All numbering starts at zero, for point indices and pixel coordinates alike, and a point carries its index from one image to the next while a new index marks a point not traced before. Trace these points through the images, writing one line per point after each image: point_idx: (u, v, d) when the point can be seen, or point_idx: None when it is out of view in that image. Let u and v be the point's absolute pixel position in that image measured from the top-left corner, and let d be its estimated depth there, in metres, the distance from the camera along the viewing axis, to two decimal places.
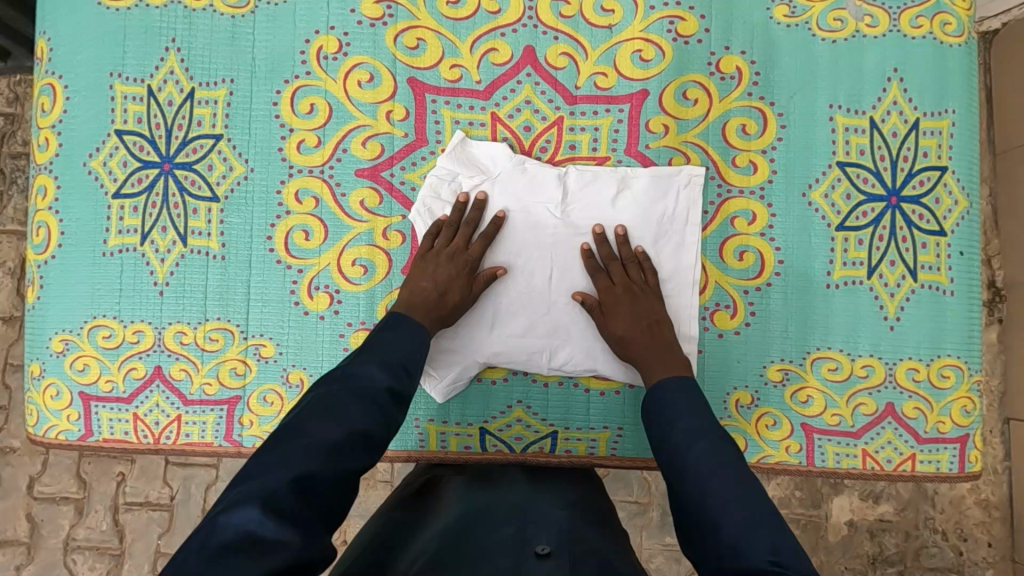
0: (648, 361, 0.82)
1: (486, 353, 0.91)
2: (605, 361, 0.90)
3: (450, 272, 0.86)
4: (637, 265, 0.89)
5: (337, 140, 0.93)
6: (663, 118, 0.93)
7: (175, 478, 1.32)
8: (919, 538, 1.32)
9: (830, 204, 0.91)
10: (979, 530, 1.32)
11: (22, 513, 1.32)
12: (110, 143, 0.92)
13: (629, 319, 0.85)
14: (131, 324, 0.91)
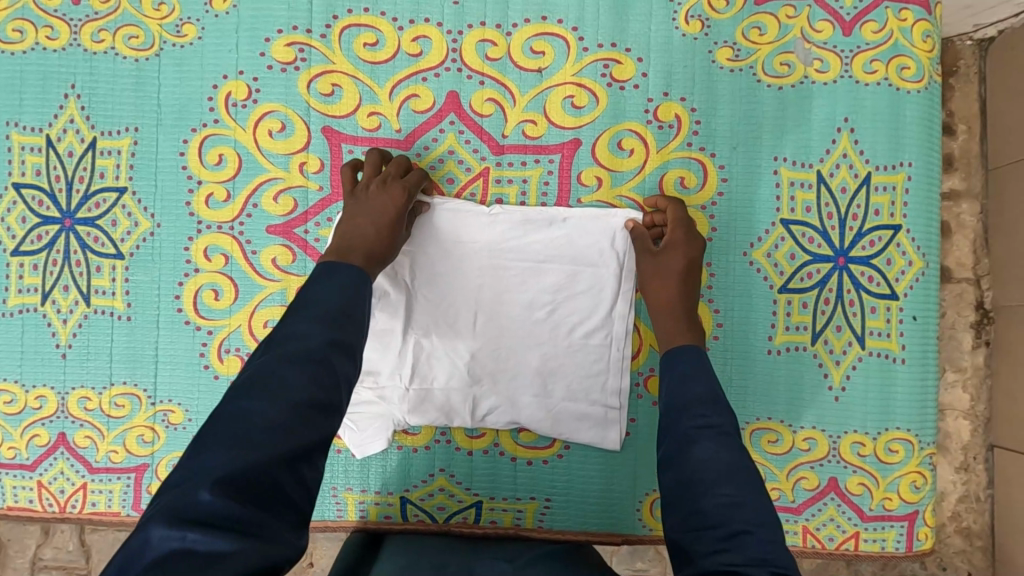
0: (671, 330, 0.77)
1: (407, 408, 0.85)
2: (533, 416, 0.85)
3: (390, 199, 0.78)
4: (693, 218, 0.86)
5: (247, 194, 0.87)
6: (596, 170, 0.87)
7: None
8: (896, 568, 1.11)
9: (773, 264, 0.85)
10: (958, 560, 1.10)
11: None
12: (8, 198, 0.87)
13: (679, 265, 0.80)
14: (33, 389, 0.87)
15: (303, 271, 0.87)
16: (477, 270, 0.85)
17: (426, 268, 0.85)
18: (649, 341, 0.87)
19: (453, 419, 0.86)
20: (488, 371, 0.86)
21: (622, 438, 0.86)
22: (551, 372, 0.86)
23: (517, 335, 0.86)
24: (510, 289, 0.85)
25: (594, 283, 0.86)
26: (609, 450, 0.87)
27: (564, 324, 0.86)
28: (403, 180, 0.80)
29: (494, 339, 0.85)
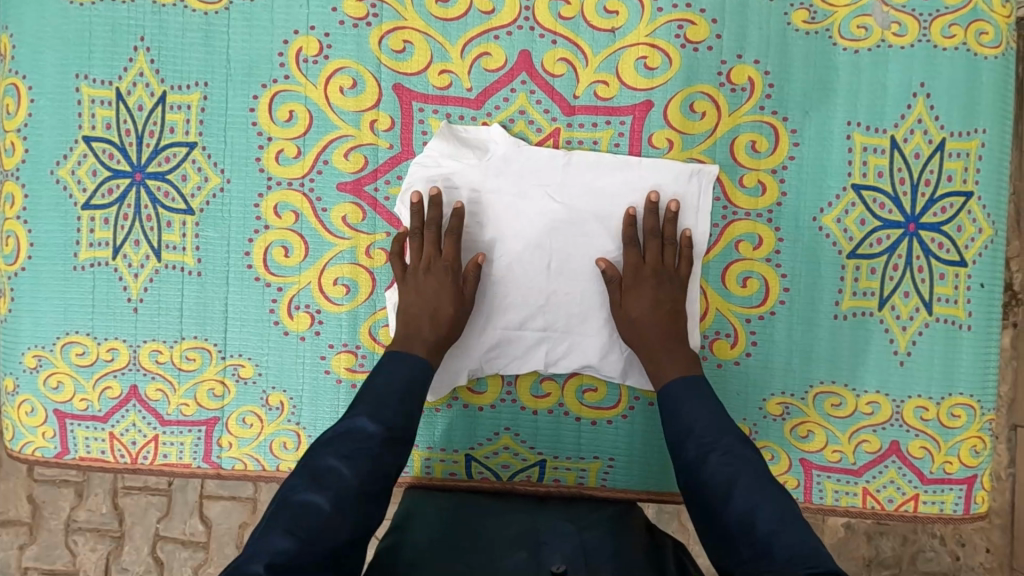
0: (659, 360, 0.80)
1: (483, 350, 0.88)
2: (607, 359, 0.88)
3: (436, 285, 0.82)
4: (675, 249, 0.85)
5: (317, 150, 0.87)
6: (667, 132, 0.87)
7: None
8: (917, 544, 1.20)
9: (843, 230, 0.85)
10: (977, 537, 1.20)
11: (23, 494, 1.40)
12: (78, 151, 0.87)
13: (649, 301, 0.82)
14: (105, 341, 0.88)
15: (373, 230, 0.88)
16: (550, 214, 0.87)
17: (500, 210, 0.88)
18: (716, 304, 0.88)
19: (525, 360, 0.88)
20: (561, 313, 0.88)
21: None
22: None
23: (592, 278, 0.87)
24: (582, 234, 0.87)
25: None
26: None
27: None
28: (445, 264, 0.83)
29: (566, 284, 0.88)
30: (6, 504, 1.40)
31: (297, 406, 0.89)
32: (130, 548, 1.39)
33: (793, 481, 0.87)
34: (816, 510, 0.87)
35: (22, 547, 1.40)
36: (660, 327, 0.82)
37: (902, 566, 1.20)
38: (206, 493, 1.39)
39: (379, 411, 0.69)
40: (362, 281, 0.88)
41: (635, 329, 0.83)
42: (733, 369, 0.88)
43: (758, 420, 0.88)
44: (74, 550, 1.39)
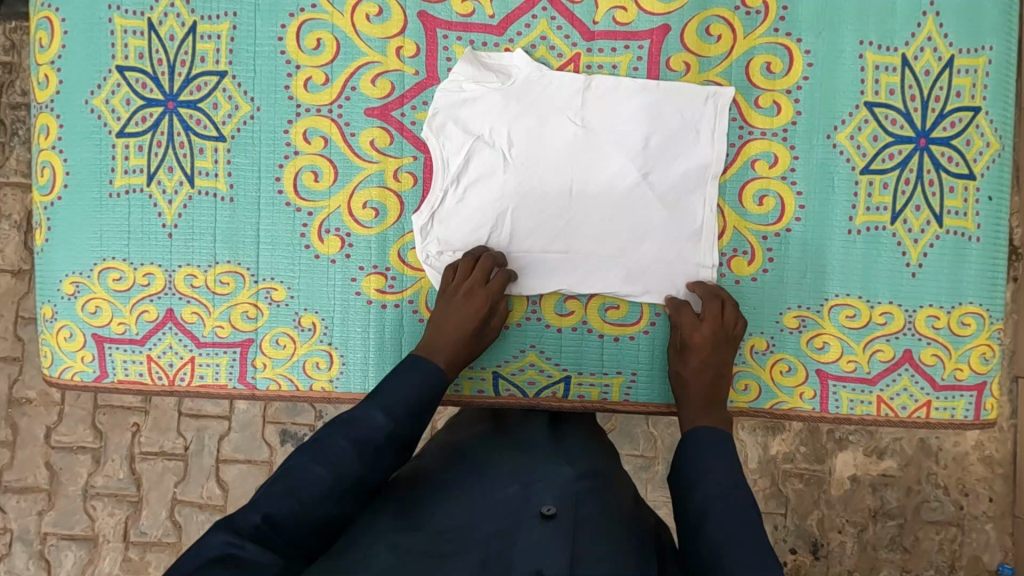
0: (693, 410, 0.82)
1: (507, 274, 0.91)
2: (627, 277, 0.91)
3: (474, 308, 0.85)
4: (734, 314, 0.87)
5: (345, 77, 0.90)
6: (684, 55, 0.89)
7: (189, 429, 1.43)
8: (921, 493, 1.33)
9: (856, 146, 0.88)
10: (980, 486, 1.33)
11: (41, 461, 1.44)
12: (111, 80, 0.89)
13: (701, 362, 0.84)
14: (141, 267, 0.91)
15: (400, 153, 0.90)
16: (572, 138, 0.90)
17: (522, 135, 0.90)
18: (733, 222, 0.91)
19: (548, 279, 0.91)
20: (583, 235, 0.91)
21: None
22: (645, 237, 0.91)
23: (612, 199, 0.90)
24: (601, 158, 0.90)
25: (677, 150, 0.90)
26: None
27: (656, 187, 0.90)
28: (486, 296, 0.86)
29: (587, 207, 0.90)
30: (23, 472, 1.44)
31: (329, 327, 0.91)
32: (148, 513, 1.43)
33: (809, 391, 0.91)
34: (831, 418, 0.91)
35: (41, 513, 1.44)
36: (704, 391, 0.83)
37: (907, 516, 1.33)
38: (222, 458, 1.43)
39: (392, 409, 0.74)
40: (390, 205, 0.91)
41: (678, 384, 0.86)
42: (751, 286, 0.91)
43: (775, 333, 0.91)
44: (92, 515, 1.44)
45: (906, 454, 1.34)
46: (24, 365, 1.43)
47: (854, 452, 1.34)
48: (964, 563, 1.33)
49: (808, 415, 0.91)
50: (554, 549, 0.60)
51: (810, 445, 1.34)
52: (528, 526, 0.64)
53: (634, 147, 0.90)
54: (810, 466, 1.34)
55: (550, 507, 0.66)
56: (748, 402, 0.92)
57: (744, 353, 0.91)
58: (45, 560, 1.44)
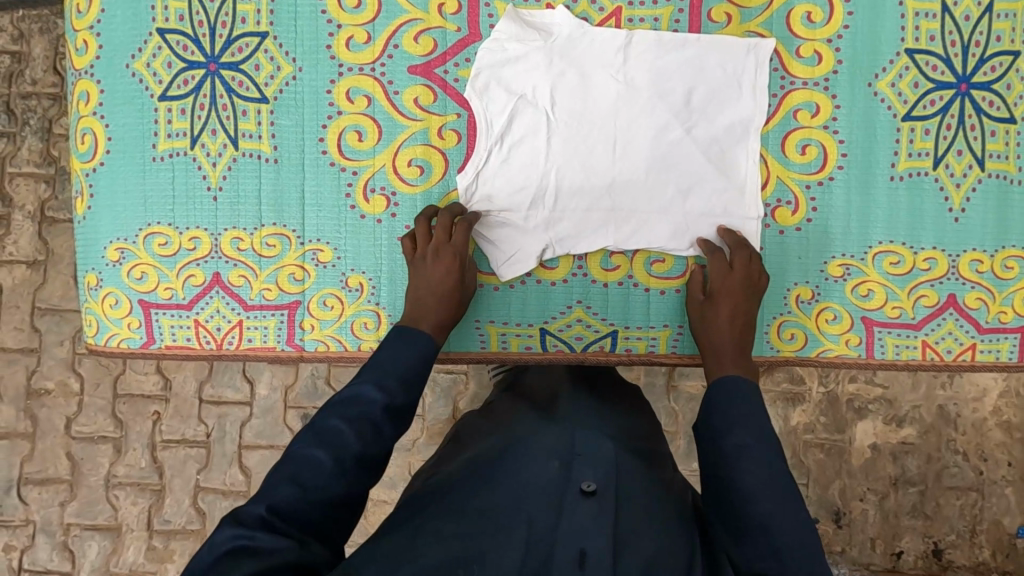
0: (721, 356, 0.83)
1: (552, 233, 0.91)
2: (673, 231, 0.91)
3: (443, 266, 0.85)
4: (760, 264, 0.88)
5: (387, 35, 0.90)
6: (725, 7, 0.90)
7: (210, 416, 1.42)
8: (941, 460, 1.34)
9: (897, 94, 0.89)
10: (999, 452, 1.35)
11: (61, 452, 1.43)
12: (153, 43, 0.89)
13: (732, 310, 0.85)
14: (187, 231, 0.90)
15: (444, 111, 0.90)
16: (616, 94, 0.90)
17: (565, 93, 0.90)
18: (777, 172, 0.91)
19: (591, 233, 0.91)
20: (628, 192, 0.91)
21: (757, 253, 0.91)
22: (689, 190, 0.91)
23: (656, 154, 0.90)
24: (645, 113, 0.90)
25: (720, 103, 0.90)
26: None
27: (700, 140, 0.90)
28: (443, 251, 0.85)
29: (632, 163, 0.90)
30: (44, 463, 1.44)
31: (376, 286, 0.92)
32: (172, 501, 1.42)
33: (855, 338, 0.92)
34: (878, 364, 0.92)
35: (63, 504, 1.44)
36: (734, 339, 0.84)
37: (928, 483, 1.35)
38: (244, 444, 1.42)
39: (383, 381, 0.74)
40: (435, 162, 0.91)
41: (705, 332, 0.86)
42: (795, 236, 0.91)
43: (820, 282, 0.92)
44: (115, 505, 1.43)
45: (925, 421, 1.35)
46: (43, 355, 1.42)
47: (874, 421, 1.35)
48: (984, 528, 1.35)
49: (854, 362, 0.92)
50: (594, 532, 0.66)
51: (830, 414, 1.34)
52: (573, 504, 0.69)
53: (678, 101, 0.90)
54: (830, 436, 1.35)
55: (590, 483, 0.70)
56: (793, 351, 0.93)
57: (789, 302, 0.92)
58: (69, 551, 1.44)
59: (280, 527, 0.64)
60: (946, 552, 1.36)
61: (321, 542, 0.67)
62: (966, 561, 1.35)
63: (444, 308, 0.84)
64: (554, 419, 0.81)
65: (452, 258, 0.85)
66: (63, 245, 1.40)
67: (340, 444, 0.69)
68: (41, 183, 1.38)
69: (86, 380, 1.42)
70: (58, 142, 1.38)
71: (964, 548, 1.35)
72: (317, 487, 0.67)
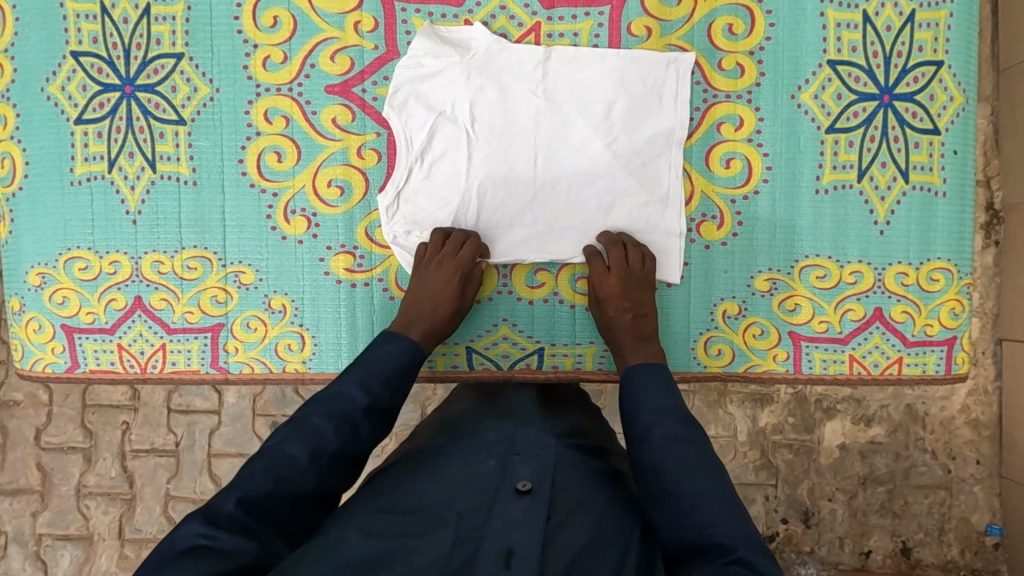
0: (624, 351, 0.83)
1: None
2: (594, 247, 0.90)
3: (446, 278, 0.85)
4: (639, 252, 0.87)
5: (304, 54, 0.89)
6: (646, 20, 0.89)
7: (179, 425, 1.42)
8: (909, 459, 1.27)
9: (820, 106, 0.88)
10: (968, 449, 1.27)
11: (32, 463, 1.44)
12: (67, 66, 0.88)
13: (619, 306, 0.85)
14: (107, 255, 0.90)
15: (363, 130, 0.90)
16: (535, 110, 0.89)
17: (484, 110, 0.89)
18: (701, 186, 0.90)
19: (514, 251, 0.91)
20: (552, 209, 0.90)
21: (680, 269, 0.91)
22: (613, 206, 0.90)
23: (578, 169, 0.90)
24: (566, 129, 0.89)
25: (642, 116, 0.89)
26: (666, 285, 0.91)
27: (622, 155, 0.89)
28: (453, 265, 0.85)
29: (555, 179, 0.90)
30: (15, 474, 1.44)
31: (299, 307, 0.91)
32: (143, 509, 1.43)
33: (783, 352, 0.91)
34: (805, 378, 0.91)
35: (35, 514, 1.45)
36: (630, 332, 0.84)
37: (896, 482, 1.28)
38: (213, 452, 1.42)
39: (368, 381, 0.73)
40: (355, 181, 0.90)
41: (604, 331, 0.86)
42: (720, 250, 0.91)
43: (746, 297, 0.91)
44: (86, 514, 1.44)
45: (894, 420, 1.27)
46: (9, 367, 1.43)
47: (843, 420, 1.28)
48: (953, 526, 1.28)
49: (782, 376, 0.92)
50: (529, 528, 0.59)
51: (798, 415, 1.28)
52: (504, 501, 0.63)
53: (599, 116, 0.89)
54: (799, 437, 1.28)
55: (526, 482, 0.65)
56: (721, 366, 0.92)
57: (715, 318, 0.91)
58: (42, 561, 1.45)
59: (247, 526, 0.59)
60: (914, 551, 1.29)
61: (284, 541, 0.62)
62: (935, 560, 1.28)
63: (438, 315, 0.84)
64: (486, 426, 0.78)
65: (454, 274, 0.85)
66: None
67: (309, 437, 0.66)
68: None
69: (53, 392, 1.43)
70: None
71: (933, 547, 1.28)
72: (290, 476, 0.63)
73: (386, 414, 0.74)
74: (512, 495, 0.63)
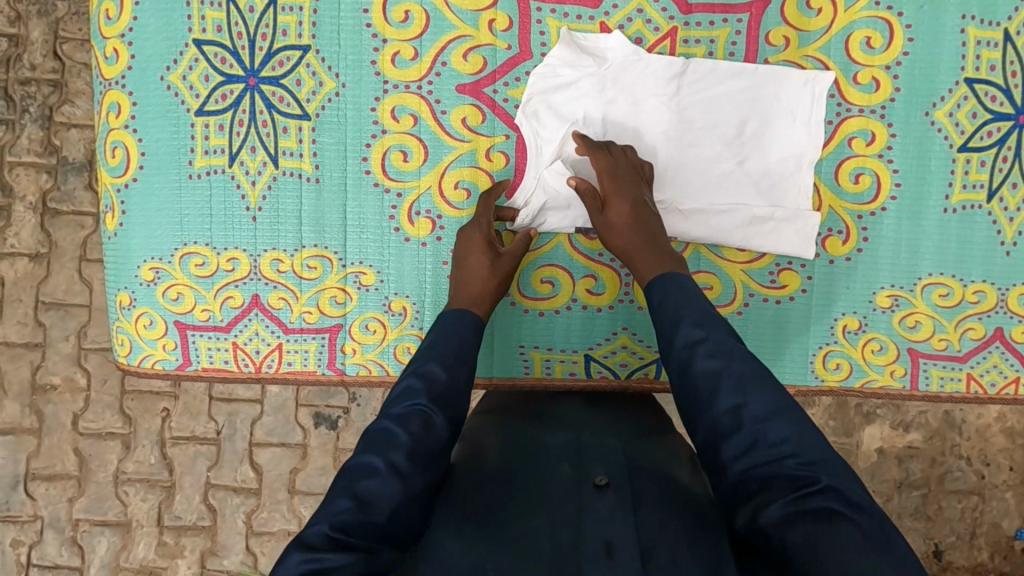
0: (642, 257, 0.76)
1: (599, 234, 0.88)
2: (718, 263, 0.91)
3: (471, 237, 0.84)
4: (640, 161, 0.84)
5: (435, 52, 0.86)
6: (784, 30, 0.87)
7: (221, 413, 1.35)
8: (944, 464, 1.28)
9: (954, 124, 0.88)
10: (1002, 456, 1.28)
11: (69, 448, 1.36)
12: (189, 55, 0.85)
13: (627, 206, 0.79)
14: (225, 252, 0.88)
15: (492, 133, 0.88)
16: (670, 121, 0.88)
17: (617, 119, 0.88)
18: (829, 201, 0.90)
19: None
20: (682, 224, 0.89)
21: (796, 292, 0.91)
22: (741, 223, 0.89)
23: (710, 182, 0.89)
24: (698, 141, 0.88)
25: (777, 132, 0.88)
26: (784, 305, 0.91)
27: (752, 171, 0.89)
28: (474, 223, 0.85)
29: (684, 191, 0.89)
30: (50, 459, 1.36)
31: (420, 311, 0.90)
32: (181, 498, 1.36)
33: (900, 368, 0.92)
34: (921, 396, 0.92)
35: (71, 501, 1.36)
36: (638, 236, 0.78)
37: (931, 486, 1.29)
38: (255, 441, 1.35)
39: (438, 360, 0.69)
40: (482, 185, 0.88)
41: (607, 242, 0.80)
42: (844, 265, 0.90)
43: (867, 312, 0.91)
44: (124, 501, 1.36)
45: (931, 426, 1.28)
46: (47, 350, 1.34)
47: (881, 425, 1.28)
48: (984, 530, 1.28)
49: (897, 393, 0.92)
50: (621, 525, 0.57)
51: (839, 419, 1.28)
52: (587, 502, 0.60)
53: (732, 129, 0.88)
54: (838, 440, 1.29)
55: (603, 477, 0.63)
56: (837, 382, 0.92)
57: (836, 333, 0.91)
58: (78, 546, 1.37)
59: (353, 539, 0.52)
60: (946, 554, 1.29)
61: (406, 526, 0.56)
62: (965, 563, 1.29)
63: (477, 273, 0.81)
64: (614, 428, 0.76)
65: (485, 233, 0.84)
66: (66, 239, 1.31)
67: (403, 430, 0.61)
68: (43, 173, 1.29)
69: (92, 376, 1.34)
70: (59, 131, 1.28)
71: (963, 550, 1.29)
72: (377, 501, 0.55)
73: (463, 395, 0.68)
74: (594, 490, 0.61)
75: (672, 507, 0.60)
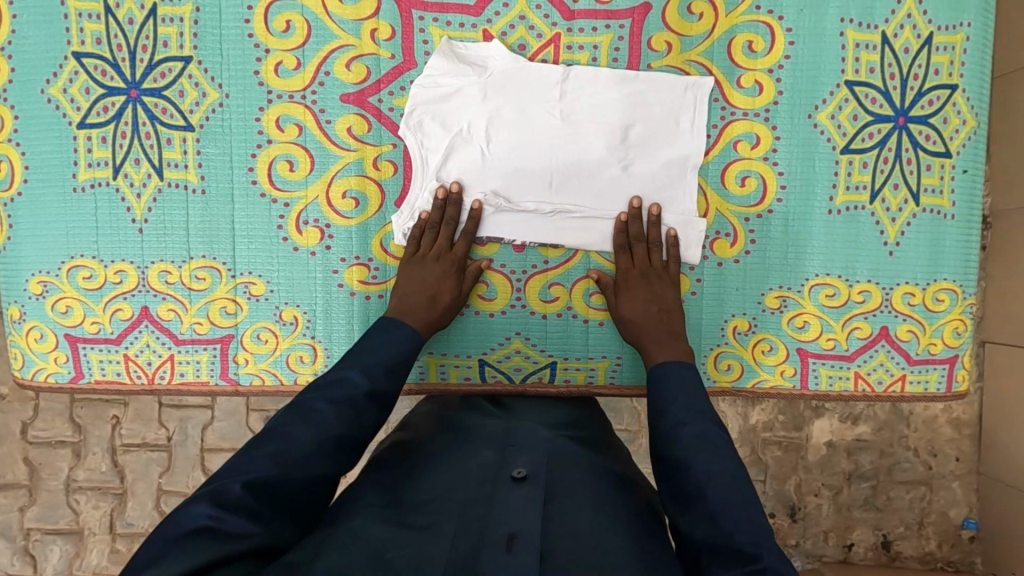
0: (649, 343, 0.81)
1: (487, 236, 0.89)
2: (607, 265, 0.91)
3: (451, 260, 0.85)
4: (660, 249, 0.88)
5: (317, 62, 0.86)
6: (666, 35, 0.88)
7: (171, 419, 1.34)
8: (893, 456, 1.27)
9: (836, 126, 0.88)
10: (949, 448, 1.26)
11: (19, 457, 1.35)
12: (69, 67, 0.85)
13: (640, 302, 0.85)
14: (112, 264, 0.88)
15: (378, 141, 0.88)
16: (555, 128, 0.88)
17: (502, 127, 0.88)
18: (716, 204, 0.90)
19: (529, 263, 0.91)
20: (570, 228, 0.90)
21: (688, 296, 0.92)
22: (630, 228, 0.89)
23: (602, 187, 0.89)
24: (585, 147, 0.88)
25: (664, 137, 0.89)
26: None
27: (638, 176, 0.89)
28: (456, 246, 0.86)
29: (574, 197, 0.89)
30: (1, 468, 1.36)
31: (311, 320, 0.90)
32: (134, 504, 1.36)
33: (790, 368, 0.93)
34: (811, 395, 0.93)
35: (22, 509, 1.37)
36: (651, 326, 0.83)
37: (881, 478, 1.28)
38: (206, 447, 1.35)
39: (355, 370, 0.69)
40: (371, 194, 0.89)
41: (627, 331, 0.85)
42: (733, 267, 0.91)
43: (757, 314, 0.92)
44: (76, 509, 1.36)
45: (880, 418, 1.27)
46: None
47: (830, 419, 1.28)
48: (933, 520, 1.28)
49: (789, 392, 0.93)
50: (533, 515, 0.56)
51: (788, 413, 1.28)
52: (504, 491, 0.60)
53: (620, 134, 0.88)
54: (788, 434, 1.28)
55: (520, 469, 0.63)
56: (730, 382, 0.93)
57: (726, 334, 0.92)
58: (30, 556, 1.37)
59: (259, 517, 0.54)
60: (894, 543, 1.29)
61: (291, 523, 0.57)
62: (914, 552, 1.29)
63: (441, 290, 0.84)
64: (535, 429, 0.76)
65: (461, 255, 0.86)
66: None
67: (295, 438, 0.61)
68: None
69: None
70: None
71: (913, 539, 1.28)
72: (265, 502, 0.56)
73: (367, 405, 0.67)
74: (511, 482, 0.61)
75: (574, 504, 0.59)
